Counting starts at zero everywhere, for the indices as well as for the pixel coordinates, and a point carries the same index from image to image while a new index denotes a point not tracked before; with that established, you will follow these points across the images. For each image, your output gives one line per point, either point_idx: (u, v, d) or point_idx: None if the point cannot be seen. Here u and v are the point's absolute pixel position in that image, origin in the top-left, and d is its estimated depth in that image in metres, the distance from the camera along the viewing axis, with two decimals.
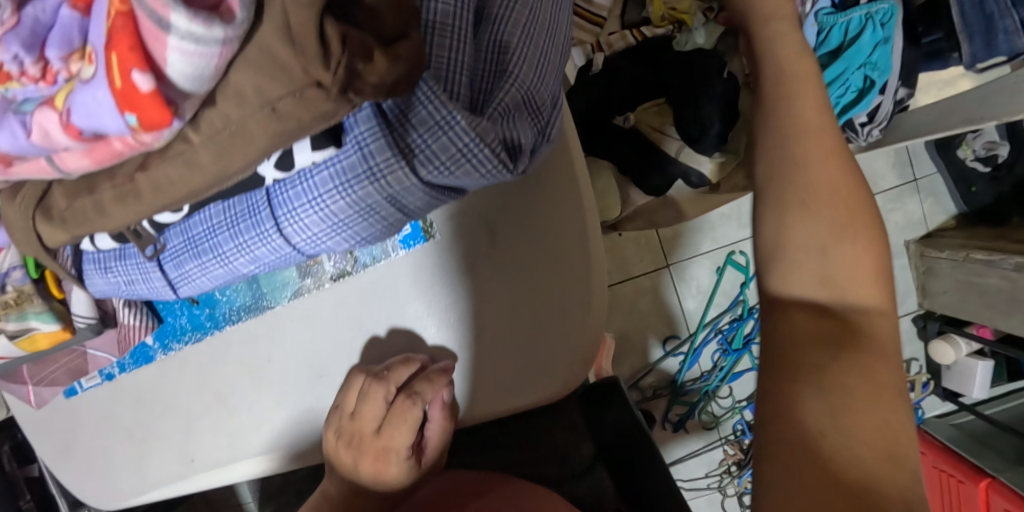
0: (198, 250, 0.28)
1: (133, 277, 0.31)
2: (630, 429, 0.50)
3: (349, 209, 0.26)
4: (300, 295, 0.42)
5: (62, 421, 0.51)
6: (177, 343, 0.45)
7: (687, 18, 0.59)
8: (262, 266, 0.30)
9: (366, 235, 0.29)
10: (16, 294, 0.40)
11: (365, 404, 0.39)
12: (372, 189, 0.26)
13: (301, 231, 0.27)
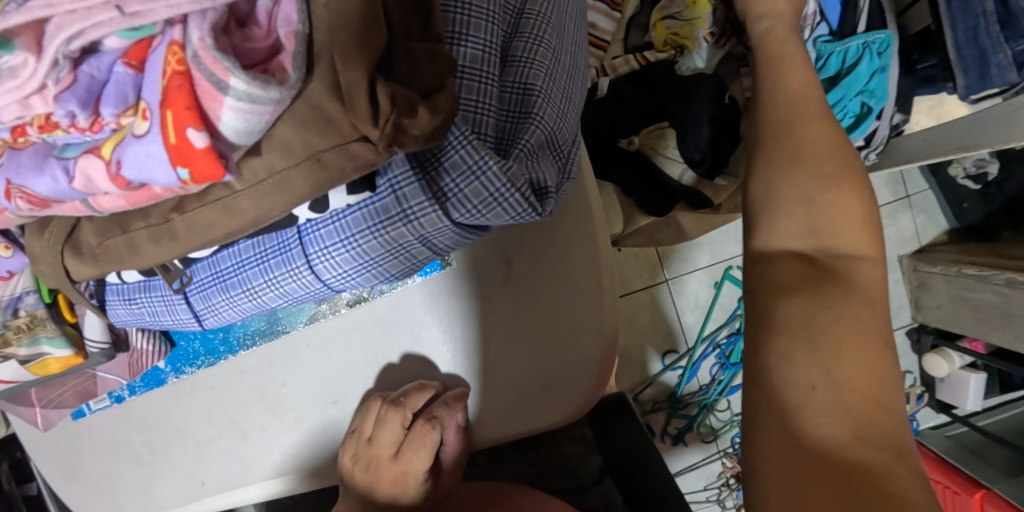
0: (226, 284, 0.29)
1: (157, 308, 0.31)
2: (639, 444, 0.52)
3: (380, 248, 0.27)
4: (316, 321, 0.42)
5: (67, 443, 0.51)
6: (189, 366, 0.45)
7: (689, 44, 0.59)
8: (289, 299, 0.30)
9: (393, 271, 0.29)
10: (28, 319, 0.40)
11: (381, 434, 0.42)
12: (406, 230, 0.27)
13: (332, 269, 0.28)
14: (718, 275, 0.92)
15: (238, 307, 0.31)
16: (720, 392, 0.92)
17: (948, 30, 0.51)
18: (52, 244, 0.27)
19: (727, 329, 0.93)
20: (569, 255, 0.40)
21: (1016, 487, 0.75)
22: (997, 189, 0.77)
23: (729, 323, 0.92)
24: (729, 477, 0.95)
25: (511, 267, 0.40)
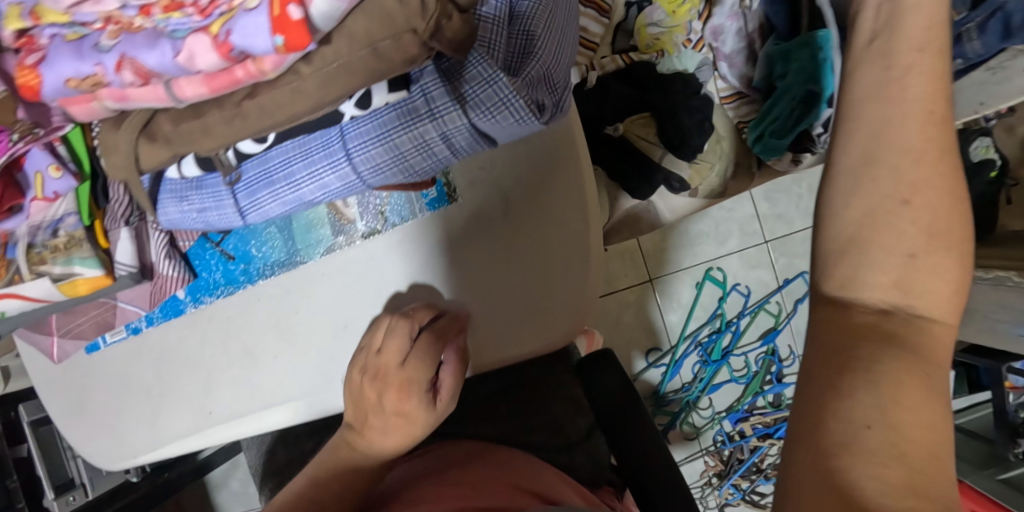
0: (273, 178, 0.35)
1: (207, 205, 0.36)
2: (625, 395, 0.56)
3: (409, 143, 0.33)
4: (332, 251, 0.47)
5: (78, 377, 0.53)
6: (209, 296, 0.49)
7: (669, 48, 0.67)
8: (325, 195, 0.36)
9: (416, 170, 0.35)
10: (66, 238, 0.44)
11: (389, 344, 0.42)
12: (431, 126, 0.33)
13: (367, 161, 0.34)
14: (699, 275, 0.97)
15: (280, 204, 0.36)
16: (702, 389, 0.95)
17: None
18: (130, 134, 0.32)
19: (708, 327, 0.96)
20: (563, 193, 0.44)
21: (985, 479, 0.79)
22: None
23: (710, 322, 0.96)
24: (711, 475, 0.98)
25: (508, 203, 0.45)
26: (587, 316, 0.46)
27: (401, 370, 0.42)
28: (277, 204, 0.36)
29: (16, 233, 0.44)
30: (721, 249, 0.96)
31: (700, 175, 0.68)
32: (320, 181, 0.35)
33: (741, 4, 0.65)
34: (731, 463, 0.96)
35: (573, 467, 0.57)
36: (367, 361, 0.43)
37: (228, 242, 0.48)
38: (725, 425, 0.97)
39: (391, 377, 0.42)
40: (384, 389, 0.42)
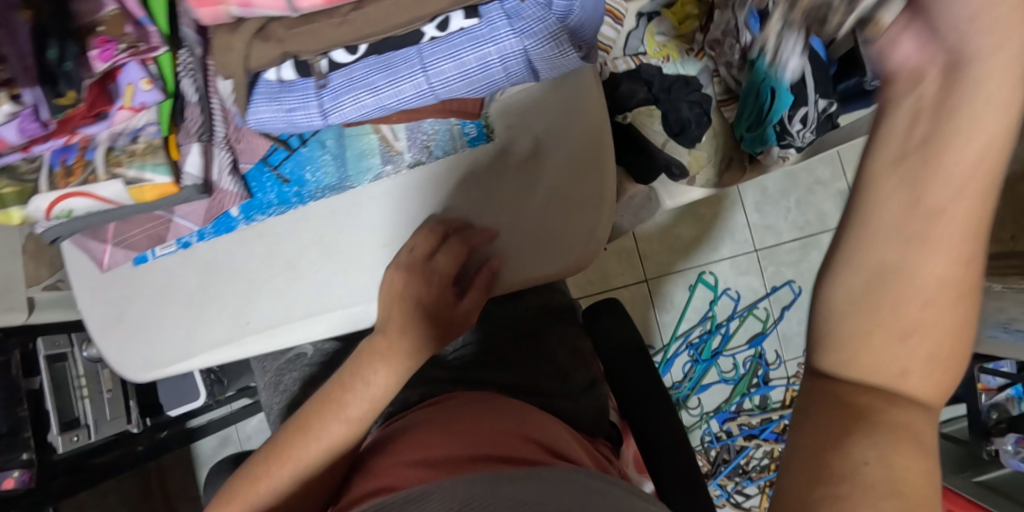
0: (356, 84, 0.42)
1: (295, 105, 0.43)
2: (623, 340, 0.62)
3: (475, 63, 0.41)
4: (379, 179, 0.52)
5: (121, 288, 0.56)
6: (262, 215, 0.54)
7: (673, 55, 0.75)
8: (398, 103, 0.43)
9: (472, 88, 0.43)
10: (146, 144, 0.49)
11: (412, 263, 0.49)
12: (493, 50, 0.41)
13: (439, 74, 0.42)
14: (693, 278, 1.02)
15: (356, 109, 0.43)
16: (691, 387, 1.00)
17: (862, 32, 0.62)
18: (246, 36, 0.39)
19: (699, 328, 1.01)
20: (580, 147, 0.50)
21: (962, 481, 0.83)
22: None
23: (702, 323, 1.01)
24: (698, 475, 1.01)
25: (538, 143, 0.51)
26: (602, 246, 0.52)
27: (424, 288, 0.49)
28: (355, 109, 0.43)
29: (97, 138, 0.49)
30: (713, 254, 1.01)
31: (698, 164, 0.74)
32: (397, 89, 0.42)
33: None
34: (718, 463, 0.99)
35: (575, 413, 0.61)
36: (395, 283, 0.49)
37: (284, 165, 0.53)
38: (713, 425, 1.01)
39: (417, 293, 0.49)
40: (409, 305, 0.49)
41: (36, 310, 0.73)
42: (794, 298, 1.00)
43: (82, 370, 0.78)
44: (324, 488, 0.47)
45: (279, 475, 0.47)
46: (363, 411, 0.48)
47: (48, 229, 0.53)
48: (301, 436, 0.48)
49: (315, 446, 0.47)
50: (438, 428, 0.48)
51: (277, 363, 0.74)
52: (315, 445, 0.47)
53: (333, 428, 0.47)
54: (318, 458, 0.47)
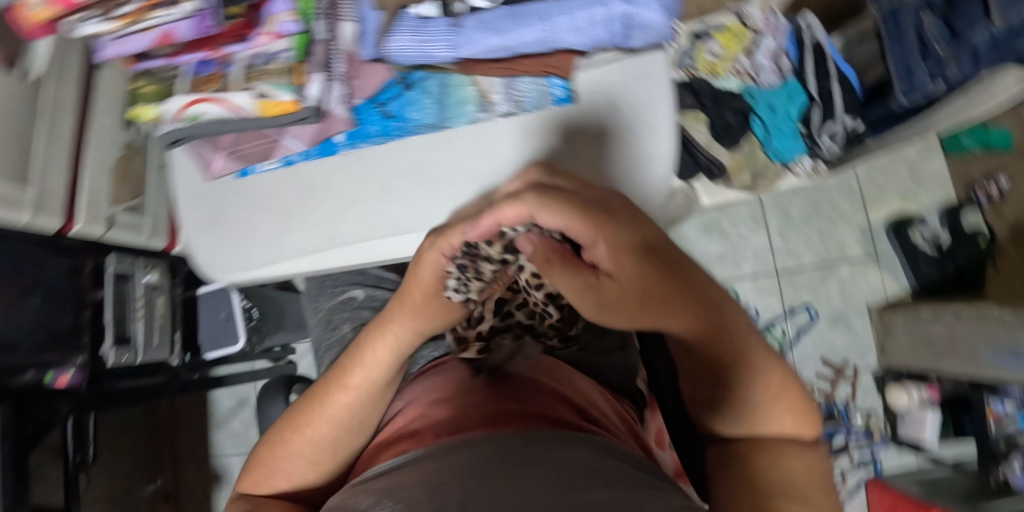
0: (481, 26, 0.54)
1: (431, 37, 0.56)
2: None
3: (574, 21, 0.54)
4: (474, 122, 0.59)
5: (222, 196, 0.61)
6: (365, 143, 0.60)
7: (720, 71, 0.79)
8: (511, 44, 0.55)
9: (578, 43, 0.52)
10: (279, 66, 0.56)
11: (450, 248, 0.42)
12: (586, 10, 0.53)
13: (546, 25, 0.54)
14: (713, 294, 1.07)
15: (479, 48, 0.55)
16: None
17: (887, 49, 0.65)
18: None
19: None
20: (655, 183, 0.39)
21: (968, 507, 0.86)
22: (949, 255, 0.99)
23: None
24: None
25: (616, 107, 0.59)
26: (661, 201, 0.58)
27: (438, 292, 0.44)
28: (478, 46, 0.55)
29: (236, 56, 0.57)
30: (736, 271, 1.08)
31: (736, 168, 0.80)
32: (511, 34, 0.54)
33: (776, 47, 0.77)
34: None
35: (606, 368, 0.64)
36: (422, 281, 0.43)
37: (390, 103, 0.59)
38: None
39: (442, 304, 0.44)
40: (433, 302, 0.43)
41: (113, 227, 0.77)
42: (810, 322, 1.06)
43: (141, 294, 0.80)
44: (340, 453, 0.46)
45: (294, 445, 0.45)
46: (364, 382, 0.44)
47: (173, 130, 0.58)
48: (311, 415, 0.45)
49: (324, 420, 0.44)
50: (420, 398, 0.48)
51: (330, 302, 0.77)
52: (326, 419, 0.44)
53: (342, 400, 0.44)
54: (332, 430, 0.45)
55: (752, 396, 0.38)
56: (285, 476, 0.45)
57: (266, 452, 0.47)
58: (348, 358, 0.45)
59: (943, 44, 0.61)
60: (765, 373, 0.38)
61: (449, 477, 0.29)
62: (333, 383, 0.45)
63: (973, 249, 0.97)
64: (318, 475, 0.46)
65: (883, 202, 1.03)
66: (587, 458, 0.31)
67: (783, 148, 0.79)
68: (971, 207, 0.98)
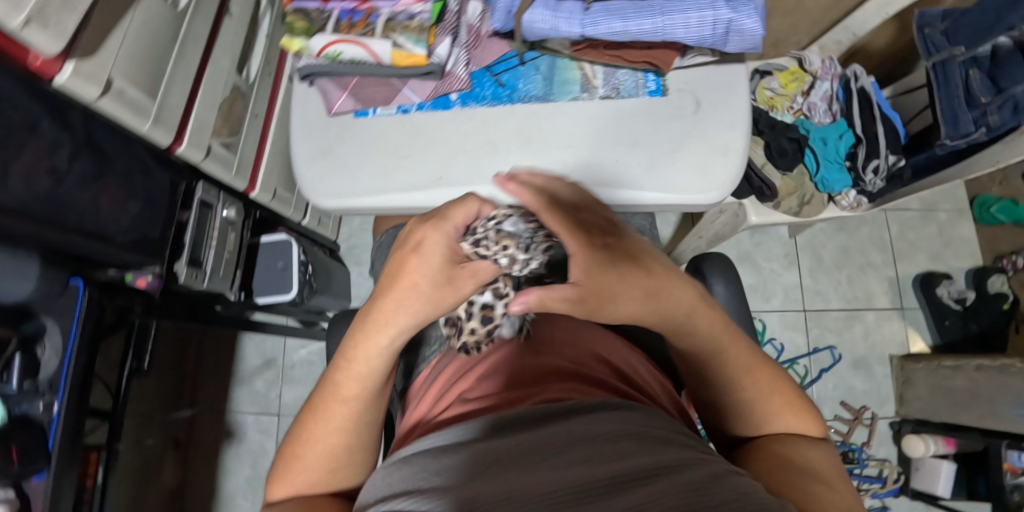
0: (612, 12, 0.57)
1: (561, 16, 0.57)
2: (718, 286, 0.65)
3: (697, 21, 0.56)
4: (576, 100, 0.66)
5: (337, 130, 0.67)
6: (475, 104, 0.66)
7: (778, 104, 0.88)
8: (636, 33, 0.57)
9: (689, 38, 0.57)
10: (416, 25, 0.62)
11: (427, 262, 0.49)
12: (710, 12, 0.56)
13: (672, 21, 0.56)
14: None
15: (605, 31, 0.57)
16: None
17: (936, 97, 0.73)
18: None
19: None
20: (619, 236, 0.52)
21: None
22: (974, 314, 1.05)
23: None
24: None
25: (700, 107, 0.65)
26: (731, 189, 0.64)
27: (453, 273, 0.50)
28: (604, 29, 0.57)
29: (381, 11, 0.64)
30: (766, 304, 1.12)
31: (787, 190, 0.85)
32: (638, 24, 0.57)
33: (831, 91, 0.87)
34: None
35: (655, 338, 0.68)
36: (419, 284, 0.49)
37: (503, 74, 0.67)
38: None
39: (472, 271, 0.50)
40: (423, 295, 0.49)
41: (208, 157, 0.81)
42: (833, 362, 1.10)
43: (218, 226, 0.85)
44: (357, 462, 0.55)
45: (310, 459, 0.52)
46: (360, 387, 0.53)
47: (309, 65, 0.64)
48: (321, 426, 0.53)
49: (334, 431, 0.53)
50: (425, 395, 0.60)
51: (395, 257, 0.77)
52: (336, 429, 0.53)
53: (345, 411, 0.53)
54: (349, 438, 0.53)
55: (751, 392, 0.53)
56: (312, 489, 0.52)
57: (285, 462, 0.53)
58: (335, 371, 0.53)
59: (988, 95, 0.70)
60: (760, 372, 0.54)
61: (488, 447, 0.41)
62: (331, 400, 0.53)
63: (999, 310, 1.03)
64: (352, 480, 0.55)
65: (913, 257, 1.12)
66: (573, 428, 0.42)
67: (831, 179, 0.84)
68: (997, 272, 1.05)
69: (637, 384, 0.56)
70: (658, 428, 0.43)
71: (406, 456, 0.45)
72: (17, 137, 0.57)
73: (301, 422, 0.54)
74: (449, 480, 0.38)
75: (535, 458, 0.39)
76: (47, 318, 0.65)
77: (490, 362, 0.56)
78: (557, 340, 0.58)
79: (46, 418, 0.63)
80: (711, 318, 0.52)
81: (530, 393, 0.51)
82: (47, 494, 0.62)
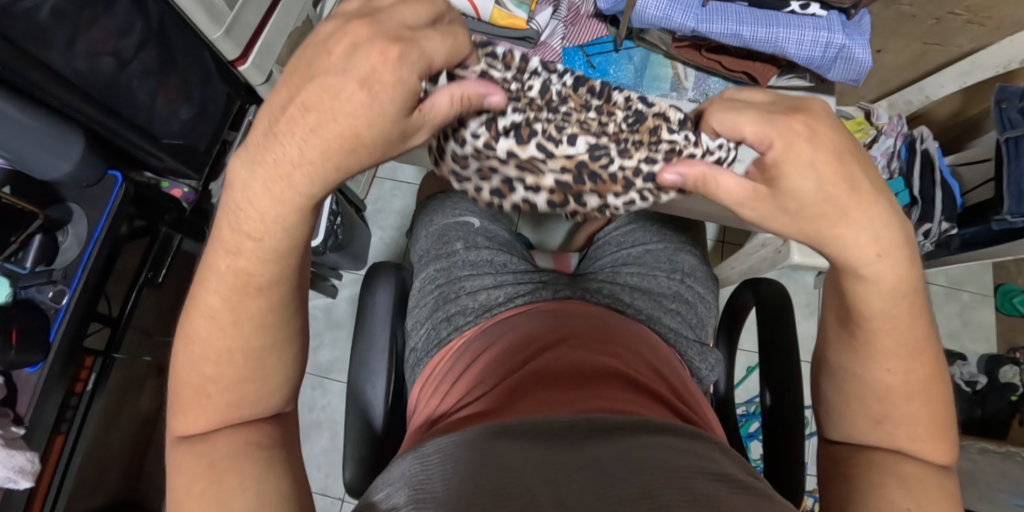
0: (728, 14, 0.54)
1: (676, 11, 0.55)
2: (773, 300, 0.62)
3: (814, 41, 0.54)
4: (664, 96, 0.64)
5: None
6: None
7: None
8: (748, 40, 0.54)
9: (799, 55, 0.55)
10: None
11: (385, 103, 0.28)
12: (829, 34, 0.54)
13: (788, 36, 0.54)
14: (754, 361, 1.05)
15: (716, 33, 0.55)
16: None
17: (1006, 176, 0.74)
18: None
19: (745, 407, 1.01)
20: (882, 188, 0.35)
21: None
22: (982, 399, 1.06)
23: (749, 402, 1.01)
24: None
25: None
26: None
27: (405, 124, 0.30)
28: (716, 31, 0.54)
29: None
30: None
31: None
32: (754, 32, 0.54)
33: (892, 148, 0.88)
34: None
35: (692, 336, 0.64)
36: (359, 132, 0.28)
37: (595, 56, 0.65)
38: None
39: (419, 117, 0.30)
40: (367, 151, 0.30)
41: (266, 83, 0.75)
42: None
43: None
44: (286, 366, 0.39)
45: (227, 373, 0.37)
46: (273, 277, 0.35)
47: None
48: (222, 325, 0.36)
49: (234, 330, 0.36)
50: (452, 377, 0.54)
51: (444, 220, 0.71)
52: (254, 331, 0.37)
53: (253, 302, 0.36)
54: (265, 340, 0.37)
55: (869, 381, 0.40)
56: (234, 408, 0.38)
57: (185, 389, 0.37)
58: (228, 253, 0.35)
59: None
60: (907, 350, 0.39)
61: (524, 453, 0.37)
62: (239, 291, 0.35)
63: (1005, 400, 1.05)
64: (277, 396, 0.40)
65: None
66: (630, 451, 0.37)
67: None
68: (1010, 363, 1.05)
69: (681, 395, 0.52)
70: (737, 469, 0.39)
71: (418, 458, 0.39)
72: (86, 9, 0.52)
73: (185, 312, 0.38)
74: (457, 497, 0.34)
75: (600, 483, 0.34)
76: (75, 205, 0.64)
77: (535, 361, 0.50)
78: (615, 343, 0.54)
79: (54, 307, 0.61)
80: (886, 285, 0.36)
81: (572, 399, 0.45)
82: (37, 387, 0.59)
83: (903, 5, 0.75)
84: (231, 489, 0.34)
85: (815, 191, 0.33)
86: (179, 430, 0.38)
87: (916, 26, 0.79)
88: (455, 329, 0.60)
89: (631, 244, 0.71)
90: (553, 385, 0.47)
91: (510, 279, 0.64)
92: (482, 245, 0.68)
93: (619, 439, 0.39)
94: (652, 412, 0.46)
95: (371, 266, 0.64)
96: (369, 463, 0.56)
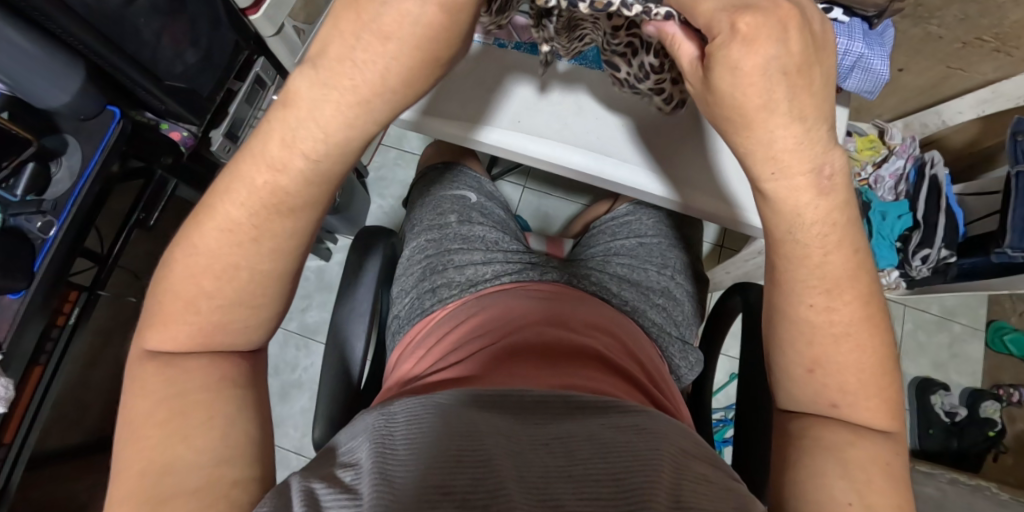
0: None
1: None
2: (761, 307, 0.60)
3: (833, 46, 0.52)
4: None
5: None
6: None
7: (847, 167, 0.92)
8: None
9: None
10: None
11: (420, 30, 0.28)
12: (850, 42, 0.52)
13: None
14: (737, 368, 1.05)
15: None
16: None
17: (1011, 210, 0.75)
18: None
19: (723, 412, 1.01)
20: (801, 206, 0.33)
21: None
22: (960, 429, 1.08)
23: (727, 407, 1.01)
24: None
25: None
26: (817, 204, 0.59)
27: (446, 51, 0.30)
28: None
29: None
30: None
31: None
32: None
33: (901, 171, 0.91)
34: None
35: (676, 316, 0.65)
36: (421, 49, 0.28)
37: None
38: None
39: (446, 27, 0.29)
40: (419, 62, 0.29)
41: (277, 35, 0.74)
42: None
43: (265, 106, 0.81)
44: (282, 304, 0.37)
45: (224, 292, 0.34)
46: (308, 196, 0.33)
47: None
48: (243, 249, 0.34)
49: (246, 250, 0.34)
50: (430, 342, 0.54)
51: (442, 190, 0.70)
52: (269, 253, 0.34)
53: (286, 225, 0.33)
54: (277, 265, 0.35)
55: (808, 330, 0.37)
56: (217, 330, 0.35)
57: (175, 300, 0.35)
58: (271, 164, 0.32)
59: None
60: (826, 279, 0.35)
61: (494, 423, 0.37)
62: (267, 209, 0.33)
63: (982, 435, 1.07)
64: (260, 333, 0.37)
65: (916, 358, 1.14)
66: (597, 431, 0.37)
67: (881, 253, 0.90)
68: (992, 398, 1.07)
69: (646, 368, 0.53)
70: (701, 456, 0.39)
71: (384, 413, 0.38)
72: None
73: (193, 217, 0.35)
74: (433, 457, 0.34)
75: (565, 460, 0.35)
76: (71, 137, 0.63)
77: (515, 334, 0.51)
78: (595, 326, 0.54)
79: (41, 237, 0.61)
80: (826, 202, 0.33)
81: (544, 374, 0.45)
82: (19, 314, 0.60)
83: (931, 25, 0.73)
84: (200, 425, 0.32)
85: (730, 95, 0.29)
86: (152, 342, 0.35)
87: (942, 48, 0.77)
88: (439, 301, 0.59)
89: (625, 236, 0.70)
90: (526, 361, 0.47)
91: (500, 258, 0.64)
92: (475, 221, 0.67)
93: (591, 417, 0.39)
94: (615, 389, 0.46)
95: (365, 230, 0.63)
96: (339, 423, 0.55)
